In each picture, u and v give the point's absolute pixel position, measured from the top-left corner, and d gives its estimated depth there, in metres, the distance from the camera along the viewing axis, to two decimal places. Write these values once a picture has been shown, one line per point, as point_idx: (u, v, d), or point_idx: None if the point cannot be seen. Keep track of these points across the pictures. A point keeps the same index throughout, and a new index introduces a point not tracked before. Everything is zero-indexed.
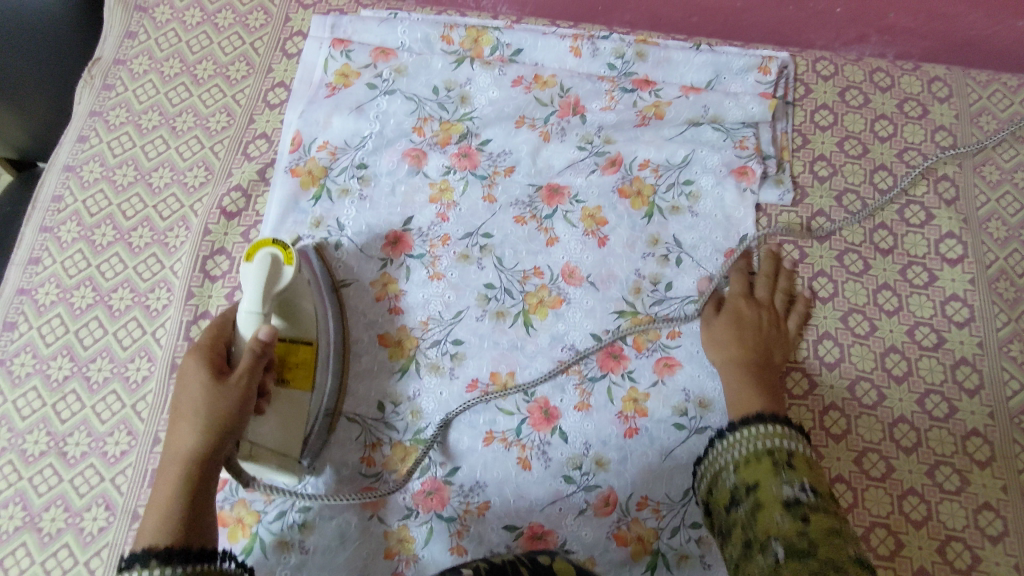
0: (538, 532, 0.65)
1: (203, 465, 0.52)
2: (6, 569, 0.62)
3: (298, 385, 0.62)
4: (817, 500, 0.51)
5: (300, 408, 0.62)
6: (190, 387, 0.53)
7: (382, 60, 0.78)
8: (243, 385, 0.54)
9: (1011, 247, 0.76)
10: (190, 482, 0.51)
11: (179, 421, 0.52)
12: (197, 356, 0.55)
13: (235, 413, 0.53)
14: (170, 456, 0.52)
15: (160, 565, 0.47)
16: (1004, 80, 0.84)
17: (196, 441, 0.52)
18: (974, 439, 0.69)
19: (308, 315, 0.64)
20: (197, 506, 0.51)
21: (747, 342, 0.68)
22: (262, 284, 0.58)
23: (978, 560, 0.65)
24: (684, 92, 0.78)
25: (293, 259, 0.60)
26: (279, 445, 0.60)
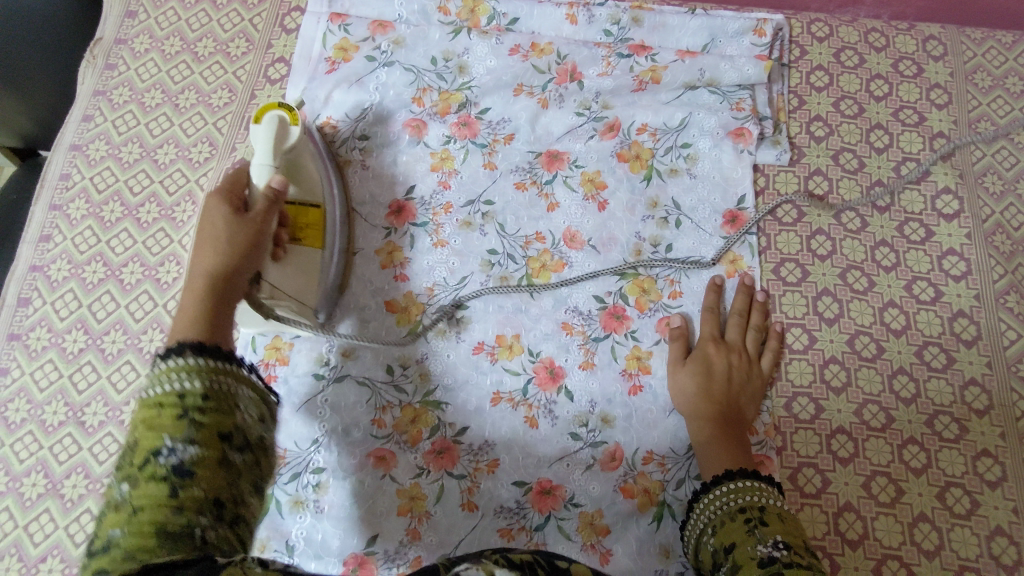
0: (546, 487, 0.66)
1: (228, 283, 0.50)
2: (31, 534, 0.64)
3: (308, 242, 0.67)
4: (792, 555, 0.50)
5: (313, 261, 0.68)
6: (210, 218, 0.53)
7: (380, 33, 0.79)
8: (263, 219, 0.55)
9: (1007, 202, 0.77)
10: (216, 294, 0.49)
11: (202, 246, 0.51)
12: (215, 198, 0.55)
13: (255, 240, 0.53)
14: (191, 278, 0.50)
15: (193, 349, 0.43)
16: (998, 37, 0.84)
17: (217, 262, 0.50)
18: (972, 388, 0.70)
19: (313, 179, 0.69)
20: (223, 303, 0.49)
21: (716, 395, 0.66)
22: (272, 139, 0.63)
23: (977, 504, 0.66)
24: (680, 56, 0.79)
25: (298, 121, 0.66)
26: (296, 293, 0.65)
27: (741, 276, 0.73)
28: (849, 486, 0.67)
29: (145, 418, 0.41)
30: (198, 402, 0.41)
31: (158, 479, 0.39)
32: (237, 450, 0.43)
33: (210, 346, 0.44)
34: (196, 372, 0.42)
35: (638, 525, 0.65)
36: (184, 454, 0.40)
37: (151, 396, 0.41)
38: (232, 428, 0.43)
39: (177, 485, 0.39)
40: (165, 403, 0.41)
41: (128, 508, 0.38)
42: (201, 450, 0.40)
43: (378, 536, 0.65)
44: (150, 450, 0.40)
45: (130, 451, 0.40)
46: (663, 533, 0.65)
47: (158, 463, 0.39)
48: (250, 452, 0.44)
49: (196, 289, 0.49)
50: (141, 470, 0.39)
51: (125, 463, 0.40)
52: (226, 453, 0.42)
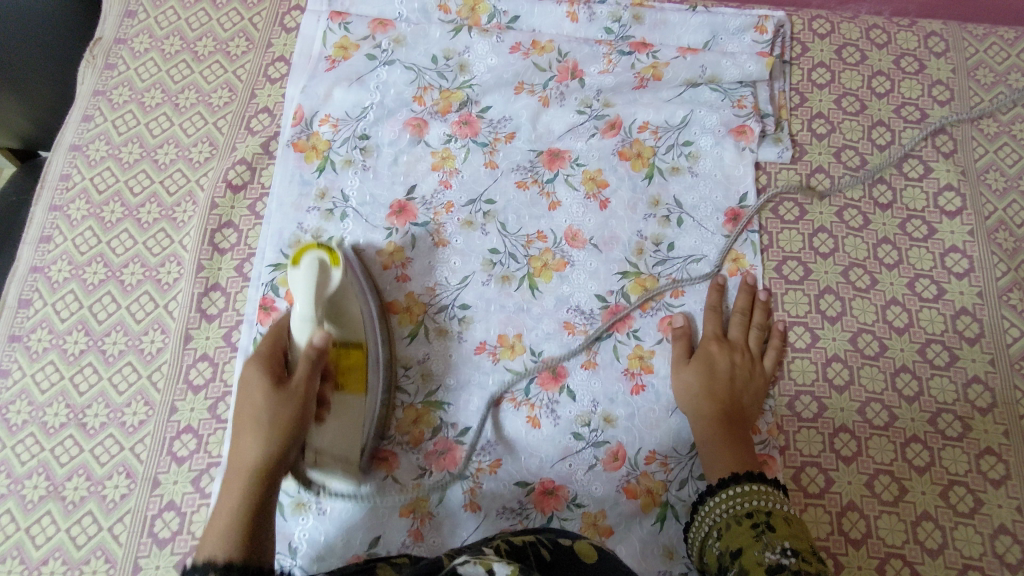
0: (549, 488, 0.66)
1: (268, 479, 0.49)
2: (33, 536, 0.64)
3: (352, 391, 0.62)
4: (800, 562, 0.50)
5: (357, 411, 0.62)
6: (251, 395, 0.52)
7: (380, 31, 0.79)
8: (303, 391, 0.53)
9: (1009, 198, 0.77)
10: (252, 491, 0.48)
11: (241, 429, 0.50)
12: (256, 365, 0.54)
13: (297, 418, 0.52)
14: (232, 469, 0.49)
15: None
16: (1000, 33, 0.84)
17: (258, 453, 0.49)
18: (975, 386, 0.70)
19: (355, 315, 0.63)
20: (262, 511, 0.48)
21: (718, 395, 0.66)
22: (312, 289, 0.56)
23: (981, 503, 0.66)
24: (682, 53, 0.78)
25: (340, 260, 0.58)
26: (342, 451, 0.61)
27: (743, 274, 0.73)
28: (852, 485, 0.67)
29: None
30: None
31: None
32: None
33: (238, 570, 0.44)
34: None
35: (641, 525, 0.65)
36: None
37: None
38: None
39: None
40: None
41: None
42: None
43: (381, 537, 0.64)
44: None
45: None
46: (666, 532, 0.65)
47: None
48: None
49: (236, 486, 0.48)
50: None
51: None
52: None
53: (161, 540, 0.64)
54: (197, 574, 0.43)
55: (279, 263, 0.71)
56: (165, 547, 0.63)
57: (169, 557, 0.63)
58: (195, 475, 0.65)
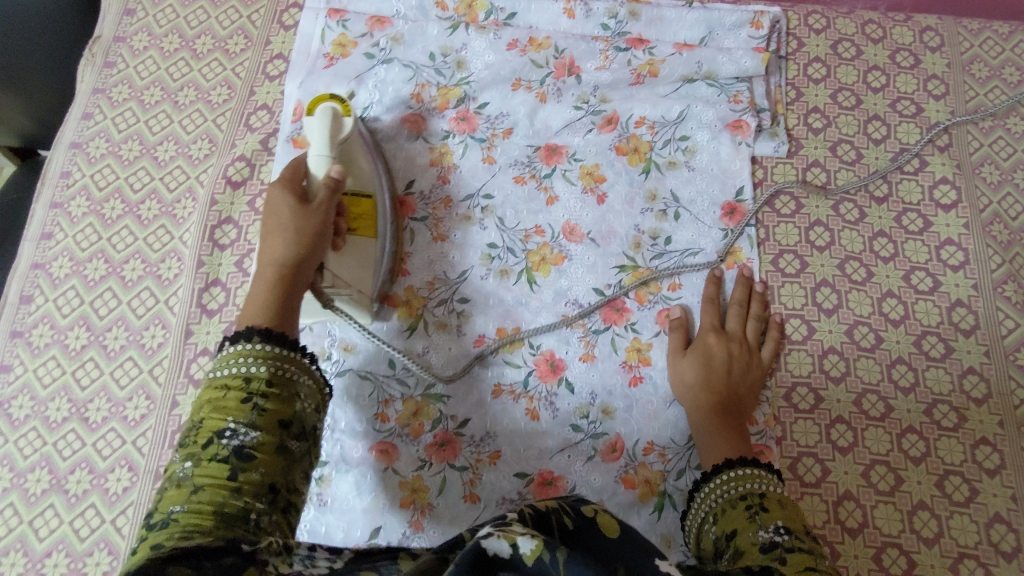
0: (548, 479, 0.67)
1: (294, 272, 0.55)
2: (36, 529, 0.64)
3: (364, 233, 0.67)
4: (793, 540, 0.50)
5: (369, 252, 0.68)
6: (278, 208, 0.58)
7: (378, 29, 0.79)
8: (324, 209, 0.59)
9: (1004, 192, 0.77)
10: (283, 282, 0.55)
11: (271, 233, 0.56)
12: (279, 185, 0.60)
13: (319, 228, 0.58)
14: (263, 265, 0.56)
15: (261, 338, 0.50)
16: (995, 28, 0.84)
17: (286, 252, 0.55)
18: (971, 377, 0.70)
19: (364, 170, 0.70)
20: (290, 297, 0.55)
21: (715, 386, 0.66)
22: (326, 131, 0.64)
23: (977, 492, 0.67)
24: (678, 49, 0.79)
25: (351, 113, 0.68)
26: (356, 282, 0.66)
27: (740, 267, 0.73)
28: (849, 475, 0.68)
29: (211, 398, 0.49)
30: (261, 393, 0.48)
31: (219, 462, 0.45)
32: (291, 436, 0.49)
33: (275, 336, 0.50)
34: (261, 361, 0.49)
35: (639, 516, 0.66)
36: (243, 439, 0.46)
37: (220, 379, 0.49)
38: (289, 416, 0.49)
39: (235, 468, 0.45)
40: (231, 391, 0.48)
41: (189, 485, 0.45)
42: (261, 435, 0.47)
43: (382, 528, 0.65)
44: (214, 431, 0.46)
45: (195, 433, 0.47)
46: (664, 522, 0.65)
47: (219, 445, 0.46)
48: (306, 439, 0.51)
49: (267, 277, 0.55)
50: (204, 450, 0.46)
51: (188, 441, 0.47)
52: (283, 441, 0.48)
53: None
54: (241, 337, 0.51)
55: None
56: None
57: None
58: None
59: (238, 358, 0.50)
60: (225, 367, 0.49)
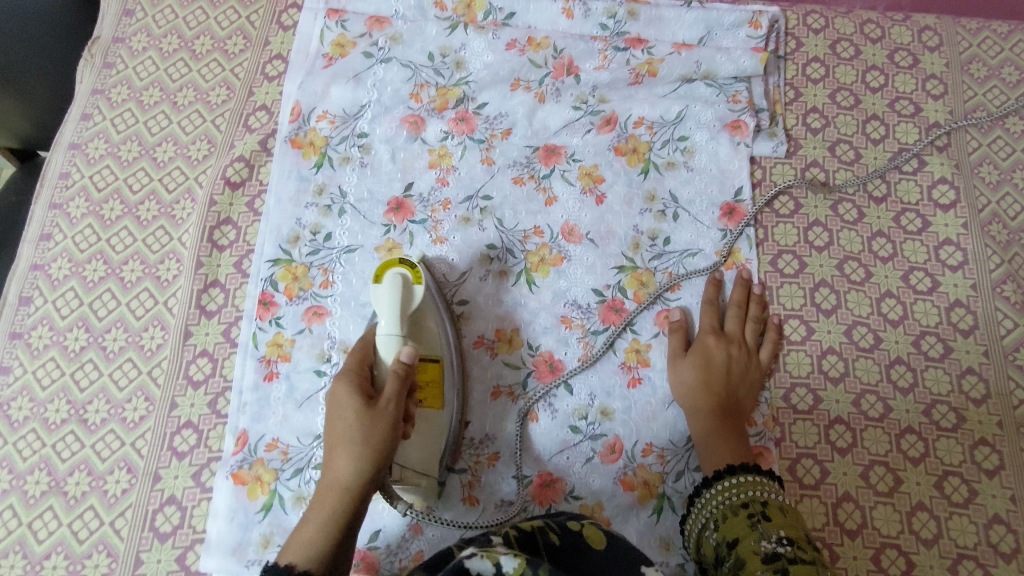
0: (547, 481, 0.67)
1: (356, 497, 0.53)
2: (36, 531, 0.64)
3: (431, 406, 0.64)
4: (795, 550, 0.51)
5: (437, 425, 0.64)
6: (344, 413, 0.55)
7: (377, 29, 0.79)
8: (391, 413, 0.56)
9: (1002, 191, 0.77)
10: (343, 506, 0.53)
11: (335, 445, 0.54)
12: (345, 379, 0.57)
13: (387, 438, 0.55)
14: (326, 484, 0.54)
15: None
16: (994, 27, 0.84)
17: (349, 472, 0.53)
18: (970, 377, 0.70)
19: (432, 334, 0.66)
20: (349, 524, 0.53)
21: (714, 388, 0.67)
22: (396, 306, 0.61)
23: (976, 493, 0.67)
24: (676, 49, 0.79)
25: (422, 278, 0.64)
26: (424, 468, 0.62)
27: (739, 268, 0.73)
28: (848, 476, 0.68)
29: None
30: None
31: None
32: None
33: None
34: None
35: (638, 517, 0.66)
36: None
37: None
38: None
39: None
40: None
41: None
42: None
43: (381, 530, 0.65)
44: None
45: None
46: (663, 524, 0.65)
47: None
48: None
49: (330, 501, 0.53)
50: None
51: None
52: None
53: (163, 534, 0.64)
54: (278, 573, 0.49)
55: (277, 259, 0.71)
56: (167, 541, 0.64)
57: (170, 551, 0.64)
58: (195, 470, 0.66)
59: None
60: None
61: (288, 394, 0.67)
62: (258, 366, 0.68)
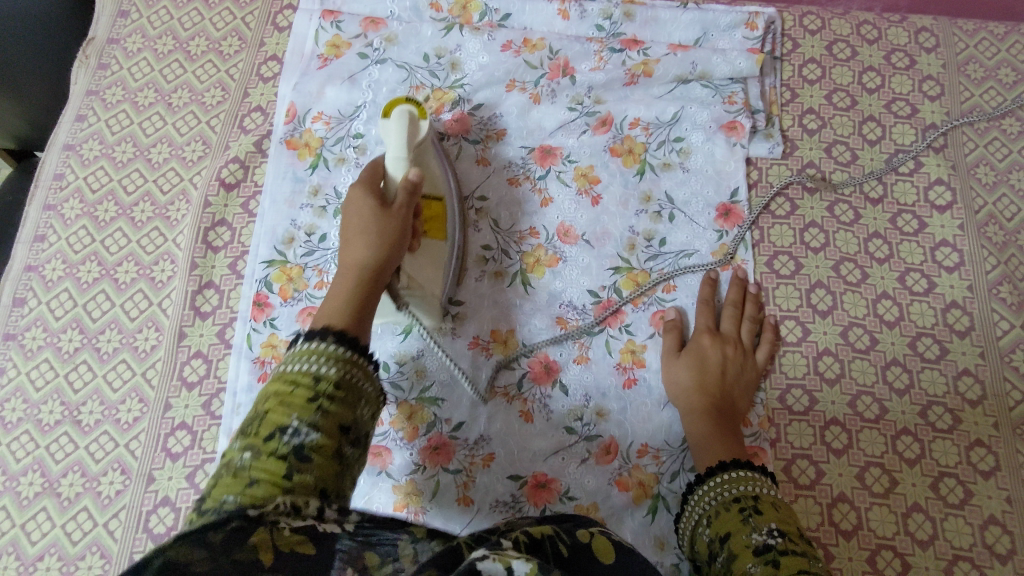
0: (542, 481, 0.66)
1: (375, 273, 0.55)
2: (29, 532, 0.64)
3: (433, 234, 0.68)
4: (786, 542, 0.50)
5: (438, 253, 0.68)
6: (360, 210, 0.58)
7: (372, 30, 0.79)
8: (404, 215, 0.59)
9: (999, 193, 0.77)
10: (364, 282, 0.54)
11: (351, 235, 0.57)
12: (360, 187, 0.60)
13: (401, 231, 0.58)
14: (344, 267, 0.56)
15: (336, 339, 0.48)
16: (990, 28, 0.84)
17: (367, 253, 0.55)
18: (966, 378, 0.70)
19: (433, 172, 0.69)
20: (369, 300, 0.54)
21: (709, 388, 0.66)
22: (404, 134, 0.62)
23: (971, 494, 0.67)
24: (672, 49, 0.78)
25: (426, 116, 0.66)
26: (428, 281, 0.67)
27: (734, 269, 0.73)
28: (843, 477, 0.68)
29: (276, 390, 0.46)
30: (328, 393, 0.45)
31: (282, 454, 0.42)
32: (349, 443, 0.46)
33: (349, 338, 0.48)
34: (332, 361, 0.47)
35: (633, 518, 0.66)
36: (304, 436, 0.43)
37: (289, 372, 0.46)
38: (349, 421, 0.46)
39: (294, 468, 0.42)
40: (300, 387, 0.45)
41: (244, 473, 0.41)
42: (321, 437, 0.44)
43: None
44: (278, 425, 0.43)
45: (258, 420, 0.44)
46: (658, 525, 0.65)
47: (281, 440, 0.43)
48: (359, 445, 0.48)
49: (349, 278, 0.54)
50: (265, 439, 0.43)
51: (250, 430, 0.44)
52: (341, 448, 0.45)
53: (156, 535, 0.64)
54: (317, 334, 0.48)
55: (272, 260, 0.71)
56: (160, 542, 0.64)
57: None
58: (189, 471, 0.66)
59: (311, 354, 0.47)
60: (298, 361, 0.47)
61: None
62: (253, 368, 0.68)
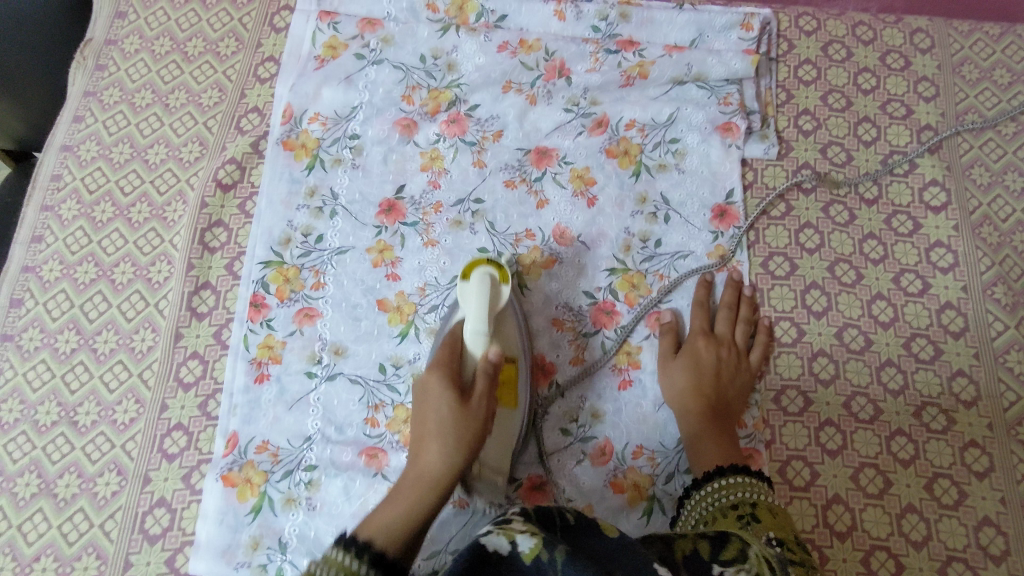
0: (537, 483, 0.67)
1: (442, 492, 0.54)
2: (25, 533, 0.64)
3: (507, 404, 0.63)
4: (786, 550, 0.49)
5: (510, 427, 0.63)
6: (437, 406, 0.57)
7: (369, 31, 0.79)
8: (480, 412, 0.57)
9: (994, 193, 0.77)
10: (428, 499, 0.53)
11: (426, 433, 0.56)
12: (438, 373, 0.58)
13: (478, 433, 0.56)
14: (414, 474, 0.54)
15: (369, 563, 0.46)
16: (985, 30, 0.84)
17: (439, 461, 0.54)
18: (960, 379, 0.70)
19: (511, 335, 0.65)
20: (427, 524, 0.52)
21: (704, 390, 0.66)
22: (485, 298, 0.61)
23: (965, 495, 0.67)
24: (668, 51, 0.79)
25: (508, 278, 0.64)
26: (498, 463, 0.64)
27: (729, 270, 0.73)
28: (837, 478, 0.68)
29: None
30: None
31: None
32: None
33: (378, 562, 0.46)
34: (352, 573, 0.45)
35: (628, 519, 0.66)
36: None
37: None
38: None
39: None
40: None
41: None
42: None
43: None
44: None
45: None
46: (653, 526, 0.65)
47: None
48: None
49: (420, 494, 0.53)
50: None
51: None
52: None
53: (152, 536, 0.64)
54: (352, 547, 0.47)
55: (269, 261, 0.72)
56: (156, 543, 0.64)
57: (159, 553, 0.64)
58: (185, 472, 0.66)
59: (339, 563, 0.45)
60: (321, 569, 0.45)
61: (279, 395, 0.67)
62: (250, 368, 0.68)
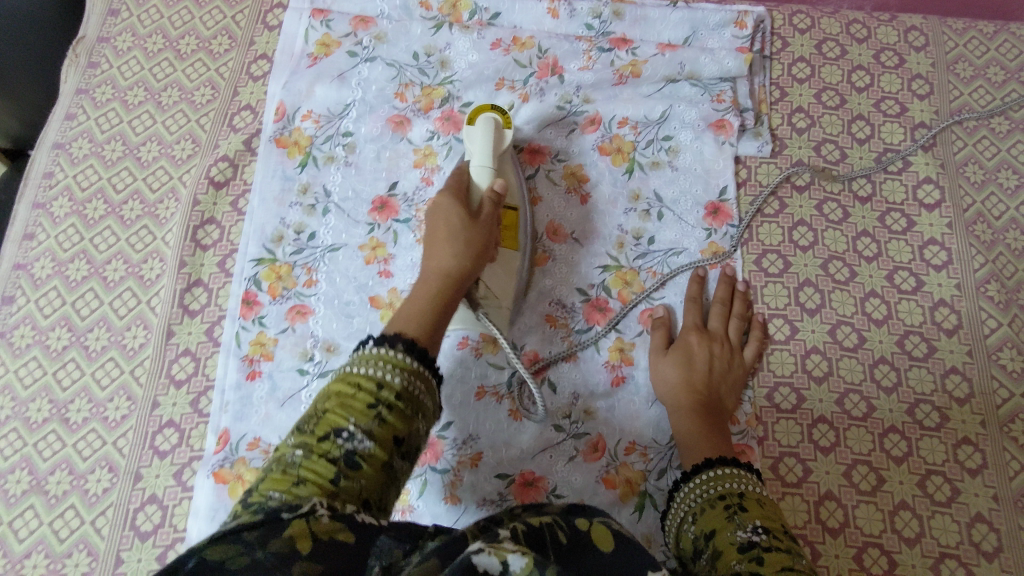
0: (529, 479, 0.66)
1: (455, 285, 0.55)
2: (16, 530, 0.64)
3: (508, 243, 0.67)
4: (771, 539, 0.49)
5: (513, 263, 0.68)
6: (448, 216, 0.58)
7: (362, 28, 0.79)
8: (489, 224, 0.60)
9: (988, 191, 0.77)
10: (445, 291, 0.55)
11: (437, 241, 0.57)
12: (448, 195, 0.60)
13: (485, 245, 0.58)
14: (429, 270, 0.56)
15: (404, 348, 0.48)
16: (980, 28, 0.84)
17: (454, 262, 0.56)
18: (953, 377, 0.70)
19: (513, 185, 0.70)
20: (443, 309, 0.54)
21: (696, 386, 0.66)
22: (490, 140, 0.66)
23: (958, 492, 0.67)
24: (661, 49, 0.79)
25: (510, 125, 0.69)
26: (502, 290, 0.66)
27: (723, 266, 0.73)
28: (830, 475, 0.68)
29: (337, 392, 0.46)
30: (388, 404, 0.45)
31: (332, 458, 0.42)
32: (403, 456, 0.46)
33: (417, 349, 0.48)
34: (397, 370, 0.47)
35: (620, 515, 0.66)
36: (359, 443, 0.43)
37: (353, 375, 0.46)
38: (405, 435, 0.46)
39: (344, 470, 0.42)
40: (364, 389, 0.45)
41: (293, 472, 0.41)
42: (374, 446, 0.43)
43: None
44: (333, 427, 0.43)
45: (316, 422, 0.44)
46: (645, 522, 0.65)
47: (335, 442, 0.43)
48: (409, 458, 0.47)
49: (434, 284, 0.55)
50: (319, 443, 0.43)
51: (307, 428, 0.44)
52: (392, 459, 0.45)
53: (143, 533, 0.64)
54: (386, 340, 0.48)
55: (261, 257, 0.71)
56: (147, 540, 0.64)
57: (150, 550, 0.64)
58: (177, 469, 0.66)
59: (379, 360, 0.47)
60: (361, 366, 0.47)
61: (270, 392, 0.67)
62: (242, 365, 0.68)
